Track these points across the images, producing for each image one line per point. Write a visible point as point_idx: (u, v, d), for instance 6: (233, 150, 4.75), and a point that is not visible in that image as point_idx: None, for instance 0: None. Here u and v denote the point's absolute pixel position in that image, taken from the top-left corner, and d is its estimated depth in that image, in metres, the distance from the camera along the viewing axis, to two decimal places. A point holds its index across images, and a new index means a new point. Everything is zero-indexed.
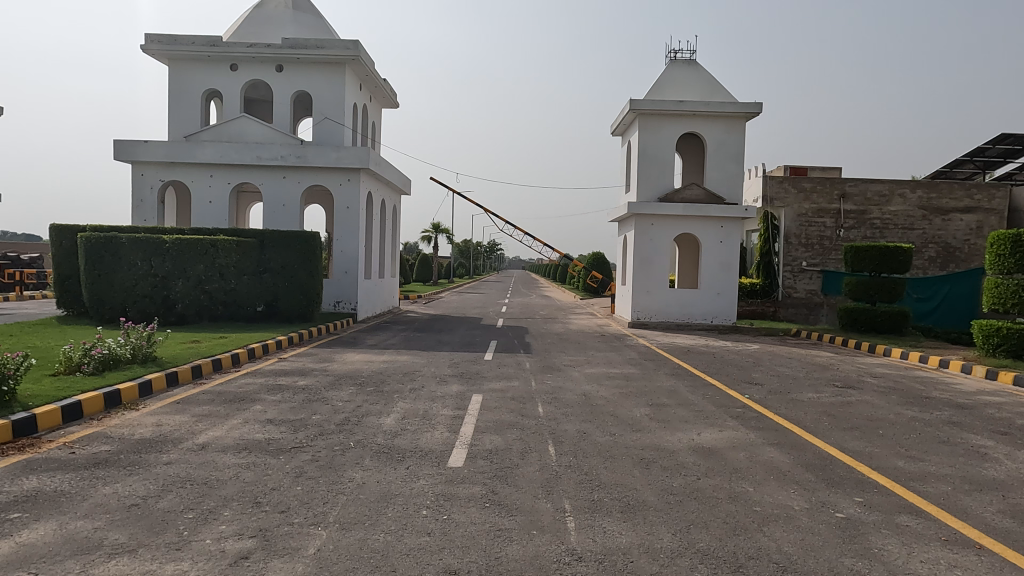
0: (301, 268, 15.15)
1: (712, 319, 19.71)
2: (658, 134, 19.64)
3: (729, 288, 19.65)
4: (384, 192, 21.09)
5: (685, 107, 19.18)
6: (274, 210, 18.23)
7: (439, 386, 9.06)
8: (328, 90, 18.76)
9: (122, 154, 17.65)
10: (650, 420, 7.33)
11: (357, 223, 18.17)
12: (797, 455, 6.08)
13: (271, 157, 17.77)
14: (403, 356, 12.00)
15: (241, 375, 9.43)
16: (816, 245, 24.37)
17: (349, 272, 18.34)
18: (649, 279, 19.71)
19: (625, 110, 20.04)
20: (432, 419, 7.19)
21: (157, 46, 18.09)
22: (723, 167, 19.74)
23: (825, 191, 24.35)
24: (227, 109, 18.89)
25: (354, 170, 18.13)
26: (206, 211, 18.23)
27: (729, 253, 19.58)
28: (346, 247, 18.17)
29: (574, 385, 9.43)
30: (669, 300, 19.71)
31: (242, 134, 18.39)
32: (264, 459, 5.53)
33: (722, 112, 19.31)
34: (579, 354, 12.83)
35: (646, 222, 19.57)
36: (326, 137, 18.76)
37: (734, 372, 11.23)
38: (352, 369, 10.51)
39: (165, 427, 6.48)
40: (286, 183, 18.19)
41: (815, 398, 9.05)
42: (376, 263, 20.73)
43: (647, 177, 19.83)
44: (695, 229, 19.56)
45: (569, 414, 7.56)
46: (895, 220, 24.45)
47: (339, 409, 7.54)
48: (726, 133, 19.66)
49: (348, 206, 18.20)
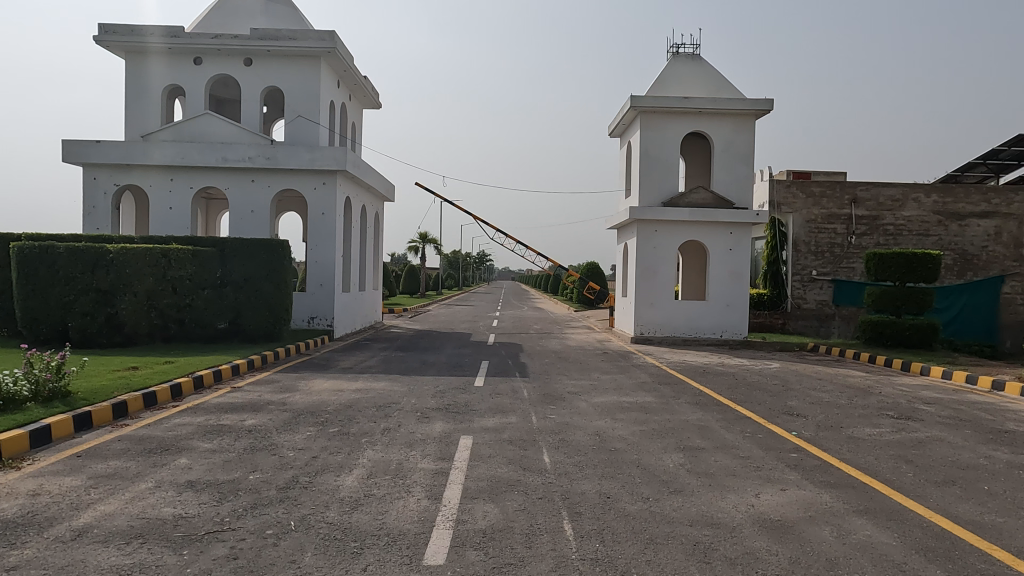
0: (267, 281, 13.38)
1: (722, 334, 18.12)
2: (661, 133, 18.12)
3: (740, 299, 18.10)
4: (364, 197, 19.54)
5: (691, 104, 17.67)
6: (241, 215, 16.47)
7: (420, 425, 7.39)
8: (301, 86, 17.08)
9: (72, 155, 15.97)
10: (689, 475, 5.69)
11: (333, 231, 16.53)
12: (902, 533, 4.46)
13: (237, 159, 16.11)
14: (381, 382, 10.32)
15: (177, 413, 7.67)
16: (826, 253, 22.93)
17: (325, 284, 16.63)
18: (652, 290, 18.13)
19: (625, 107, 18.52)
20: (407, 476, 5.53)
21: (112, 37, 16.42)
22: (732, 169, 18.23)
23: (835, 196, 22.97)
24: (189, 106, 17.16)
25: (330, 172, 16.53)
26: (166, 218, 16.49)
27: (740, 261, 18.06)
28: (321, 257, 16.53)
29: (582, 421, 7.78)
30: (675, 312, 18.15)
31: (205, 133, 16.61)
32: (159, 557, 3.83)
33: (730, 109, 17.85)
34: (583, 378, 11.19)
35: (650, 228, 18.06)
36: (299, 137, 17.10)
37: (765, 399, 9.62)
38: (317, 401, 8.83)
39: (42, 499, 4.77)
40: (254, 187, 16.46)
41: (876, 435, 7.45)
42: (356, 276, 19.03)
43: (649, 180, 18.25)
44: (702, 236, 18.04)
45: (585, 466, 5.92)
46: (909, 226, 23.04)
47: (288, 462, 5.87)
48: (735, 132, 18.19)
49: (323, 212, 16.58)
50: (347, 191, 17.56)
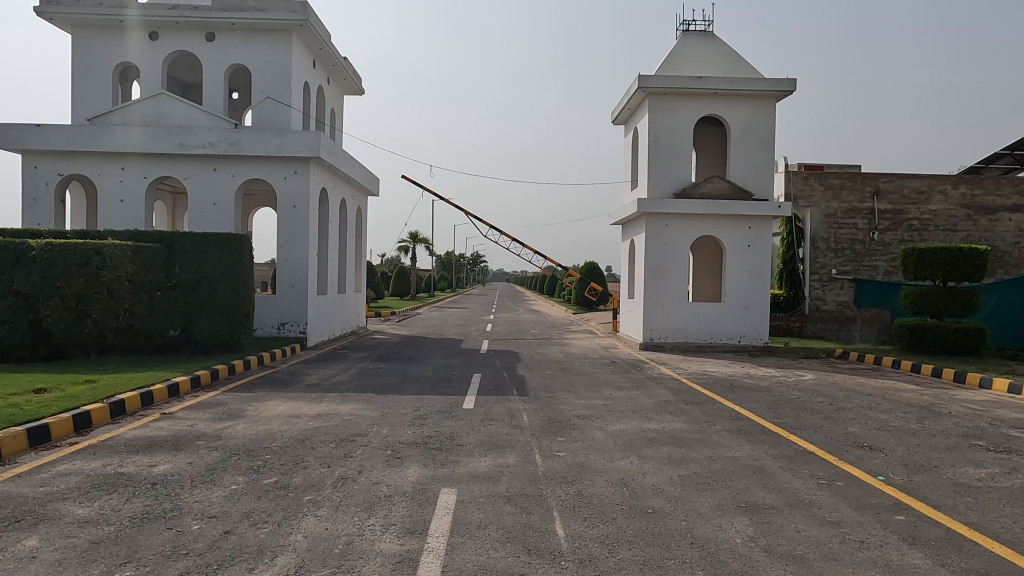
0: (223, 282, 11.50)
1: (739, 339, 16.37)
2: (673, 117, 16.33)
3: (759, 300, 16.36)
4: (343, 190, 17.71)
5: (705, 84, 15.91)
6: (202, 209, 14.60)
7: (389, 471, 5.58)
8: (270, 64, 15.22)
9: (8, 141, 14.07)
10: (771, 559, 3.91)
11: (307, 226, 14.72)
12: None
13: (195, 145, 14.25)
14: (350, 404, 8.50)
15: (68, 457, 5.81)
16: (846, 250, 21.25)
17: (297, 286, 14.77)
18: (663, 291, 16.34)
19: (632, 89, 16.74)
20: (357, 569, 3.70)
21: (54, 7, 14.50)
22: (750, 156, 16.47)
23: (856, 188, 21.26)
24: (144, 87, 15.27)
25: (302, 160, 14.71)
26: (117, 212, 14.60)
27: (759, 259, 16.34)
28: (293, 256, 14.72)
29: (602, 462, 5.98)
30: (687, 315, 16.38)
31: (160, 115, 14.68)
32: None
33: (748, 90, 16.10)
34: (594, 396, 9.40)
35: (660, 222, 16.28)
36: (268, 121, 15.23)
37: (819, 424, 7.85)
38: (263, 432, 7.01)
39: None
40: (216, 176, 14.59)
41: (990, 480, 5.68)
42: (335, 276, 17.18)
43: (660, 168, 16.45)
44: (718, 230, 16.30)
45: (617, 543, 4.12)
46: (936, 221, 21.33)
47: (187, 542, 4.03)
48: (753, 116, 16.43)
49: (295, 204, 14.76)
50: (323, 182, 15.74)
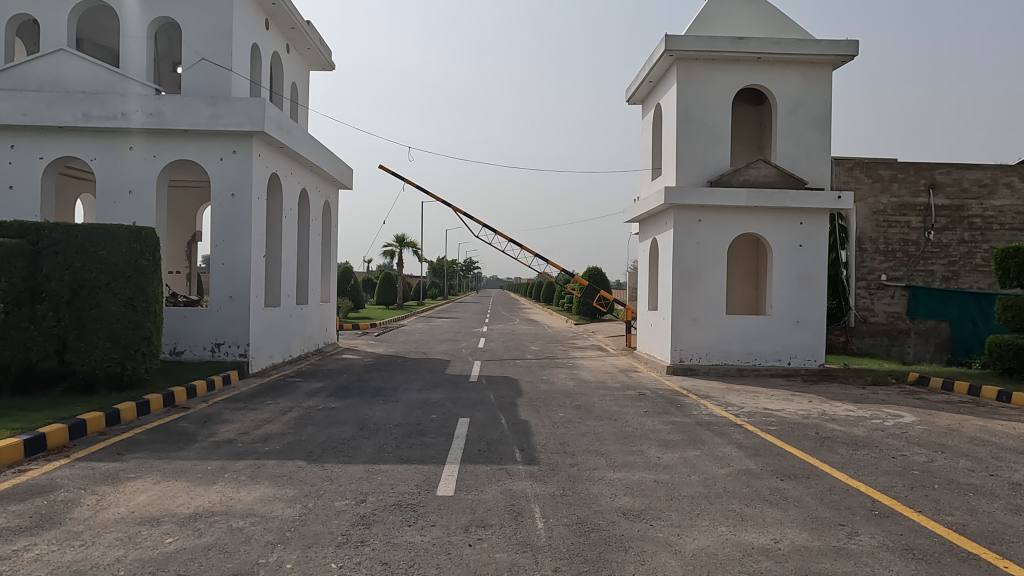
0: (109, 292, 8.19)
1: (789, 361, 13.31)
2: (707, 88, 13.30)
3: (813, 313, 13.32)
4: (304, 178, 14.59)
5: (747, 47, 12.89)
6: (115, 198, 11.45)
7: None
8: (205, 17, 12.07)
9: None
10: None
11: (249, 220, 11.60)
12: None
13: (103, 116, 11.10)
14: (259, 488, 5.36)
15: None
16: (898, 252, 18.26)
17: (236, 297, 11.61)
18: (695, 301, 13.26)
19: (655, 55, 13.70)
20: None
21: None
22: (799, 137, 13.48)
23: (908, 180, 18.26)
24: (45, 43, 12.10)
25: (243, 137, 11.60)
26: (6, 201, 11.40)
27: (813, 262, 13.31)
28: (231, 258, 11.60)
29: None
30: (725, 332, 13.31)
31: (61, 78, 11.51)
32: None
33: (799, 55, 13.10)
34: (636, 463, 6.32)
35: (691, 217, 13.24)
36: (202, 88, 12.08)
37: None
38: (69, 568, 3.86)
39: None
40: (133, 157, 11.45)
41: None
42: (292, 283, 14.01)
43: (691, 151, 13.38)
44: (762, 227, 13.27)
45: None
46: (1001, 219, 18.33)
47: None
48: (803, 87, 13.42)
49: (233, 192, 11.63)
50: (273, 166, 12.61)
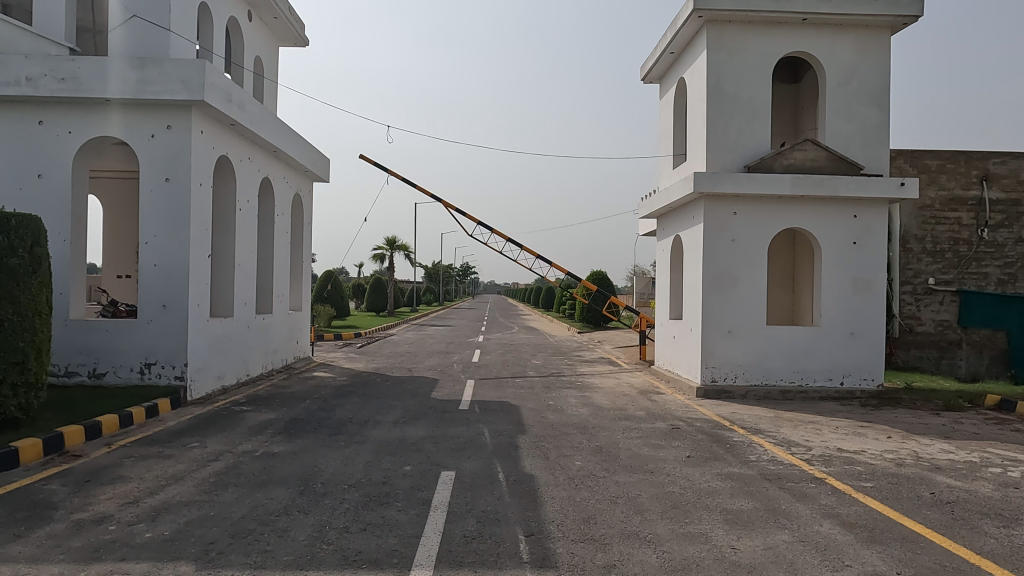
0: None
1: (844, 381, 11.13)
2: (742, 58, 11.18)
3: (871, 324, 11.16)
4: (266, 165, 12.42)
5: (791, 6, 10.78)
6: (21, 183, 9.27)
7: None
8: None
9: None
10: None
11: (187, 210, 9.42)
12: None
13: (3, 81, 8.92)
14: None
15: None
16: (947, 253, 16.11)
17: (171, 306, 9.41)
18: (731, 310, 11.10)
19: (679, 20, 11.58)
20: None
21: None
22: (852, 114, 11.35)
23: (959, 171, 16.11)
24: None
25: (180, 109, 9.43)
26: None
27: (870, 262, 11.15)
28: (166, 257, 9.41)
29: None
30: (766, 346, 11.14)
31: None
32: None
33: (853, 17, 10.98)
34: (704, 563, 4.13)
35: (725, 209, 11.09)
36: (133, 51, 9.91)
37: None
38: None
39: None
40: (45, 132, 9.27)
41: None
42: (251, 289, 11.79)
43: (724, 131, 11.23)
44: (810, 221, 11.12)
45: None
46: None
47: None
48: (856, 56, 11.30)
49: (168, 176, 9.44)
50: (223, 147, 10.44)
